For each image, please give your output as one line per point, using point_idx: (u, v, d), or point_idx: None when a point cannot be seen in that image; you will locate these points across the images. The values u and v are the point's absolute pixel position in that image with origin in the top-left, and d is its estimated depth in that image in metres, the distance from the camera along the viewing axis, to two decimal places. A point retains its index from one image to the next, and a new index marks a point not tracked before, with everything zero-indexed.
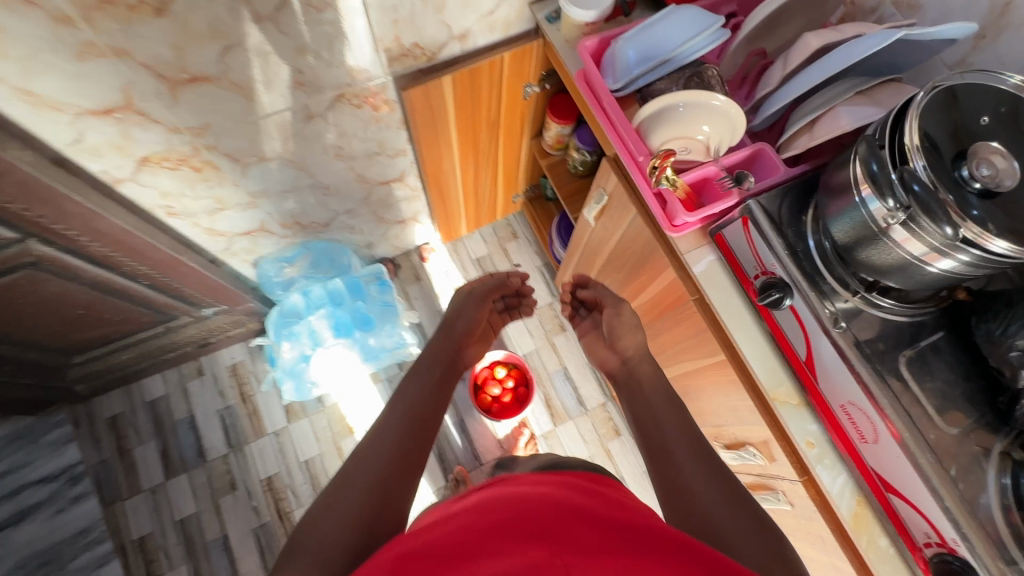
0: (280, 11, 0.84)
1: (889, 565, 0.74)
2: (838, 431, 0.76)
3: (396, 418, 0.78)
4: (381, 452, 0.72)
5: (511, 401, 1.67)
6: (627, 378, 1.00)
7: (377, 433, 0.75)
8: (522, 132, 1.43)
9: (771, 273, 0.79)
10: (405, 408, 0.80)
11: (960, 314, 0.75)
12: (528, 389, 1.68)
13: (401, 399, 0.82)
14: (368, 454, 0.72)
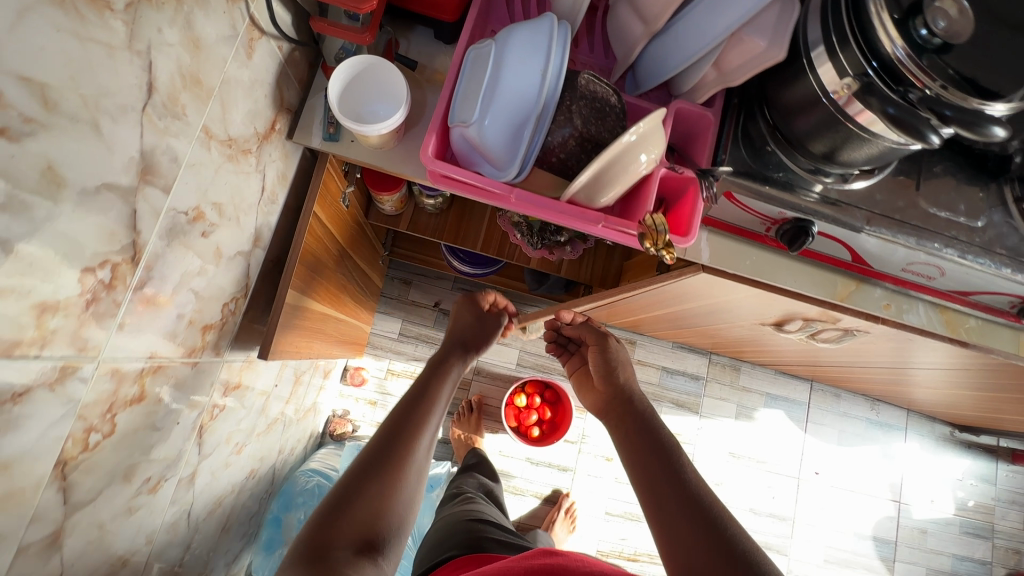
0: (71, 492, 0.50)
1: (987, 332, 0.84)
2: (903, 283, 0.80)
3: (364, 478, 0.68)
4: (341, 535, 0.63)
5: (553, 413, 1.65)
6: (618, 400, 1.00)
7: (352, 494, 0.67)
8: (357, 223, 1.13)
9: (782, 218, 0.73)
10: (387, 463, 0.70)
11: None
12: (553, 387, 1.65)
13: (381, 448, 0.71)
14: (333, 521, 0.64)
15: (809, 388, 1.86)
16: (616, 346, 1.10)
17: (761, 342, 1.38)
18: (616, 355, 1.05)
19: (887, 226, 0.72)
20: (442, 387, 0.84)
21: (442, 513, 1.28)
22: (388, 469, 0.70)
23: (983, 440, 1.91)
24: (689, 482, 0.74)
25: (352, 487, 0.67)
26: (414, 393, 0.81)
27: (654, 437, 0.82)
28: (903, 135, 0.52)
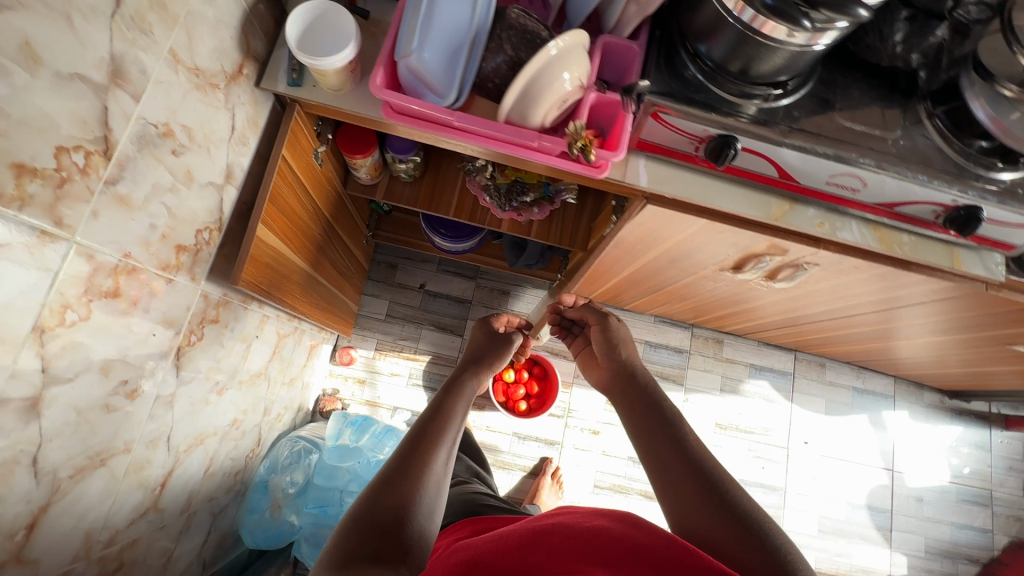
0: (49, 364, 0.56)
1: (918, 247, 0.90)
2: (832, 199, 0.86)
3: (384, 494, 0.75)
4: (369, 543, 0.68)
5: (540, 386, 1.70)
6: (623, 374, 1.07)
7: (374, 508, 0.73)
8: (335, 189, 1.20)
9: (707, 136, 0.79)
10: (405, 480, 0.78)
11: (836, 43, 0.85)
12: (540, 363, 1.70)
13: (399, 468, 0.79)
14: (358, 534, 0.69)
15: (794, 358, 1.88)
16: (616, 319, 1.17)
17: (731, 300, 1.42)
18: (620, 332, 1.12)
19: (805, 138, 0.78)
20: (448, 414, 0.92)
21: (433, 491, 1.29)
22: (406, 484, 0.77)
23: (974, 406, 1.91)
24: (700, 467, 0.83)
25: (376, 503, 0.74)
26: (423, 422, 0.90)
27: (659, 430, 0.91)
28: (780, 22, 0.62)
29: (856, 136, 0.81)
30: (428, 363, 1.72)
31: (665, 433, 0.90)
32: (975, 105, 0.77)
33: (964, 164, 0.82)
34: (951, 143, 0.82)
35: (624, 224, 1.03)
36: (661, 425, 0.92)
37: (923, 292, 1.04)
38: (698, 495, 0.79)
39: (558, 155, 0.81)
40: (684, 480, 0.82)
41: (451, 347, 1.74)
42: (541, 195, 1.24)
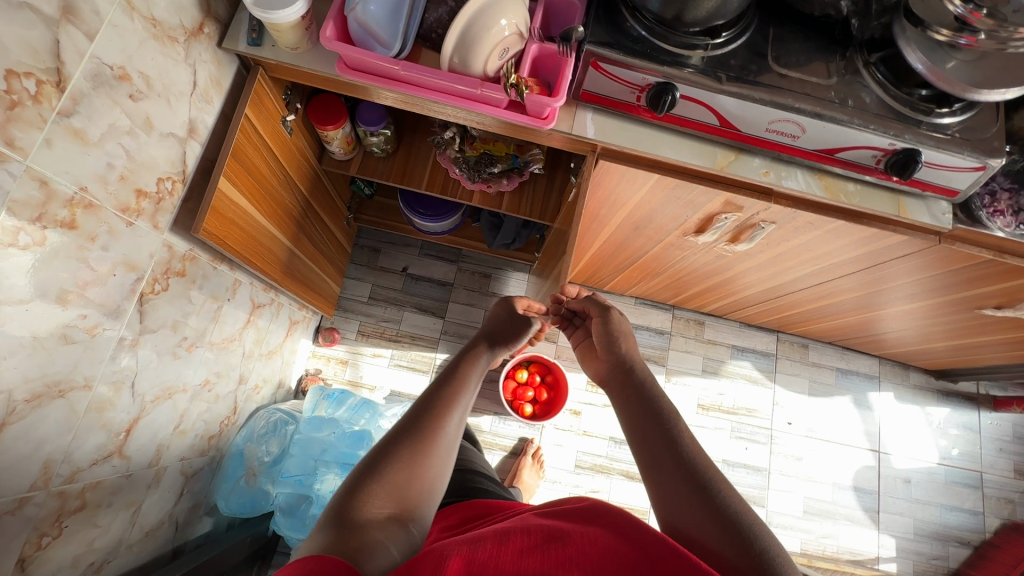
0: (3, 281, 0.59)
1: (862, 196, 0.92)
2: (775, 148, 0.89)
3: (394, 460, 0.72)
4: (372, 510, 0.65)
5: (549, 395, 1.66)
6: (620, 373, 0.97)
7: (383, 467, 0.71)
8: (310, 163, 1.25)
9: (647, 85, 0.82)
10: (416, 448, 0.75)
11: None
12: (557, 374, 1.66)
13: (412, 436, 0.76)
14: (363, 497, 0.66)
15: (776, 339, 1.89)
16: (620, 315, 1.07)
17: (702, 272, 1.44)
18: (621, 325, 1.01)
19: (742, 85, 0.81)
20: (463, 381, 0.88)
21: None
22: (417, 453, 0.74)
23: (961, 387, 1.90)
24: (687, 456, 0.75)
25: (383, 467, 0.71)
26: (438, 389, 0.86)
27: (648, 419, 0.83)
28: None
29: (795, 82, 0.83)
30: (409, 345, 1.74)
31: (655, 420, 0.82)
32: (911, 56, 0.78)
33: (901, 109, 0.84)
34: (887, 89, 0.84)
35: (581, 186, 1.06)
36: (650, 413, 0.84)
37: (878, 248, 1.05)
38: (684, 485, 0.72)
39: (505, 106, 0.84)
40: (669, 469, 0.74)
41: (432, 329, 1.77)
42: (509, 166, 1.27)
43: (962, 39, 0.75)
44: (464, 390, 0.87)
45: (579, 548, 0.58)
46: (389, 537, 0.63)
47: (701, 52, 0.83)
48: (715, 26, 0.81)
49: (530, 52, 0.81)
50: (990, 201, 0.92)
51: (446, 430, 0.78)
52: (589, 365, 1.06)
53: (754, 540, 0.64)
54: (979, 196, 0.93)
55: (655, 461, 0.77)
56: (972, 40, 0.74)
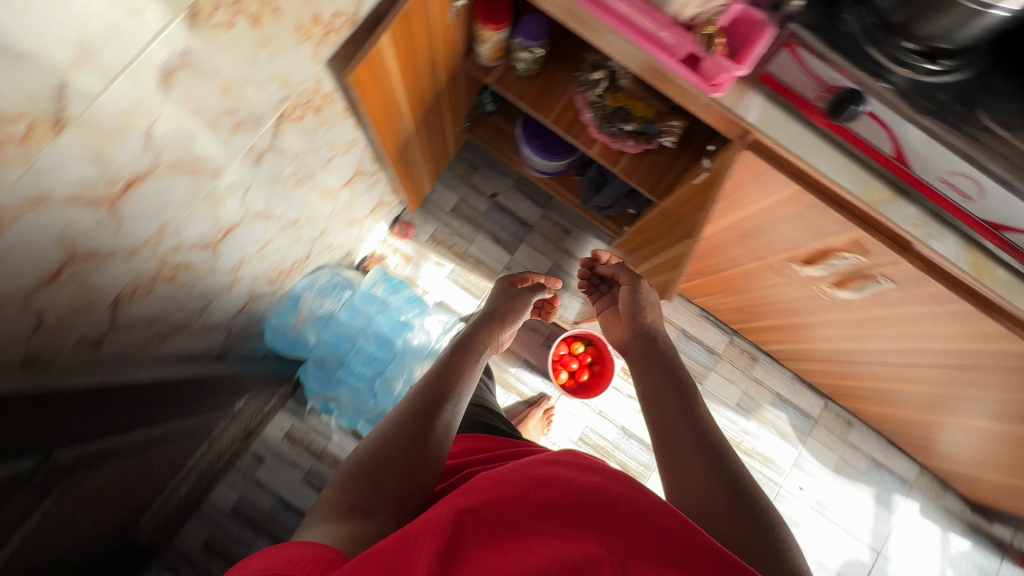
0: (188, 49, 0.63)
1: (1006, 286, 0.84)
2: (939, 202, 0.81)
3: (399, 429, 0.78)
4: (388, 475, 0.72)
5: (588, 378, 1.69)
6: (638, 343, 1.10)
7: (386, 447, 0.75)
8: (456, 57, 1.24)
9: (836, 87, 0.77)
10: (418, 416, 0.81)
11: (1013, 44, 0.79)
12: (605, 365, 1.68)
13: (416, 407, 0.82)
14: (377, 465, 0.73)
15: (823, 406, 1.81)
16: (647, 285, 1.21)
17: (785, 307, 1.37)
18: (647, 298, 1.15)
19: (938, 122, 0.74)
20: (467, 363, 0.94)
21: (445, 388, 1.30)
22: (423, 423, 0.80)
23: (995, 530, 1.77)
24: (702, 438, 0.83)
25: (388, 438, 0.78)
26: (443, 364, 0.92)
27: (670, 401, 0.91)
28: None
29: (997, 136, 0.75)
30: (472, 266, 1.77)
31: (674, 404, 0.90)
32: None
33: None
34: None
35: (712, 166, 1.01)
36: (669, 394, 0.92)
37: (994, 349, 0.96)
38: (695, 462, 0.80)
39: (679, 58, 0.81)
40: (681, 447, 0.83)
41: (497, 260, 1.78)
42: (639, 130, 1.24)
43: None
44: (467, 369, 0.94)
45: (576, 501, 0.60)
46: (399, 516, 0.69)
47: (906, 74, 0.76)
48: (936, 49, 0.74)
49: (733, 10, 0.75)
50: None
51: (443, 411, 0.83)
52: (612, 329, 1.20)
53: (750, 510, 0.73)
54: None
55: (668, 438, 0.86)
56: None
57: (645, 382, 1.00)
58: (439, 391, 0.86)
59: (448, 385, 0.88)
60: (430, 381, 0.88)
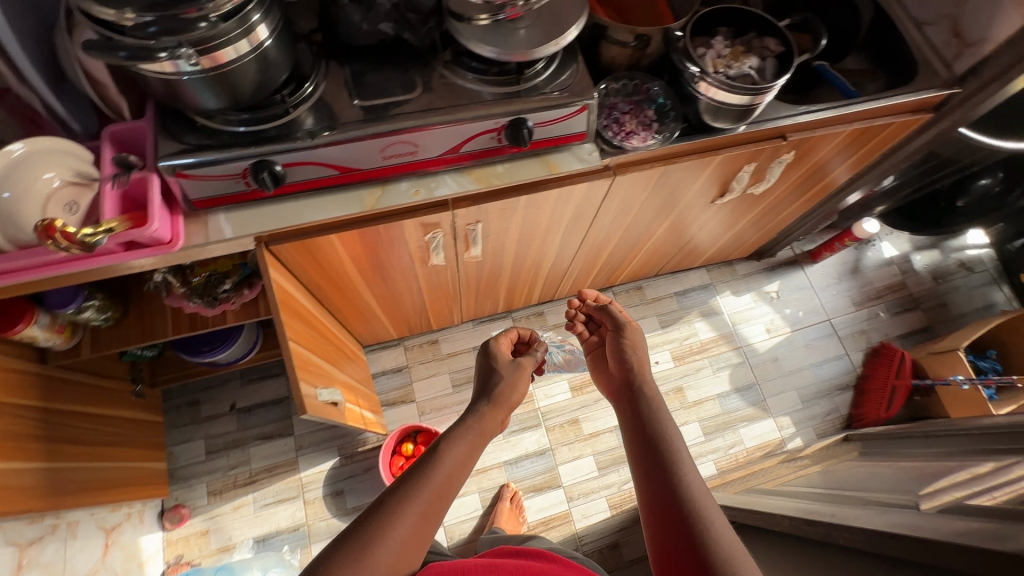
0: None
1: (515, 172, 0.96)
2: (406, 168, 0.90)
3: (418, 482, 0.71)
4: (392, 509, 0.68)
5: None
6: (624, 386, 0.93)
7: (389, 500, 0.69)
8: (25, 373, 1.14)
9: (245, 171, 0.82)
10: (429, 468, 0.74)
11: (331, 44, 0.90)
12: None
13: (430, 462, 0.75)
14: (389, 515, 0.67)
15: (612, 295, 1.96)
16: (621, 321, 1.01)
17: (487, 280, 1.46)
18: (629, 343, 0.97)
19: (332, 134, 0.83)
20: (490, 426, 0.85)
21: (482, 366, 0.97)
22: (428, 470, 0.74)
23: (782, 256, 2.09)
24: (672, 485, 0.73)
25: (398, 489, 0.71)
26: (474, 428, 0.83)
27: (654, 444, 0.79)
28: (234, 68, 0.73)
29: (377, 97, 0.87)
30: (270, 477, 1.62)
31: (653, 438, 0.80)
32: (481, 48, 0.84)
33: (491, 92, 0.89)
34: (476, 80, 0.89)
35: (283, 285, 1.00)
36: (651, 434, 0.80)
37: (577, 202, 1.12)
38: (663, 509, 0.71)
39: (125, 249, 0.81)
40: (646, 489, 0.75)
41: (285, 450, 1.65)
42: (242, 278, 1.24)
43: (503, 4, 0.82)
44: (498, 417, 0.89)
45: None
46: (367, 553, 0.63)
47: (308, 108, 0.85)
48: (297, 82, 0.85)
49: (106, 153, 0.81)
50: (619, 126, 0.98)
51: (446, 468, 0.74)
52: (597, 374, 1.04)
53: (720, 533, 0.66)
54: (601, 112, 0.99)
55: (643, 475, 0.76)
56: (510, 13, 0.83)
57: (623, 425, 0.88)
58: (465, 446, 0.79)
59: (471, 448, 0.80)
60: (455, 431, 0.81)
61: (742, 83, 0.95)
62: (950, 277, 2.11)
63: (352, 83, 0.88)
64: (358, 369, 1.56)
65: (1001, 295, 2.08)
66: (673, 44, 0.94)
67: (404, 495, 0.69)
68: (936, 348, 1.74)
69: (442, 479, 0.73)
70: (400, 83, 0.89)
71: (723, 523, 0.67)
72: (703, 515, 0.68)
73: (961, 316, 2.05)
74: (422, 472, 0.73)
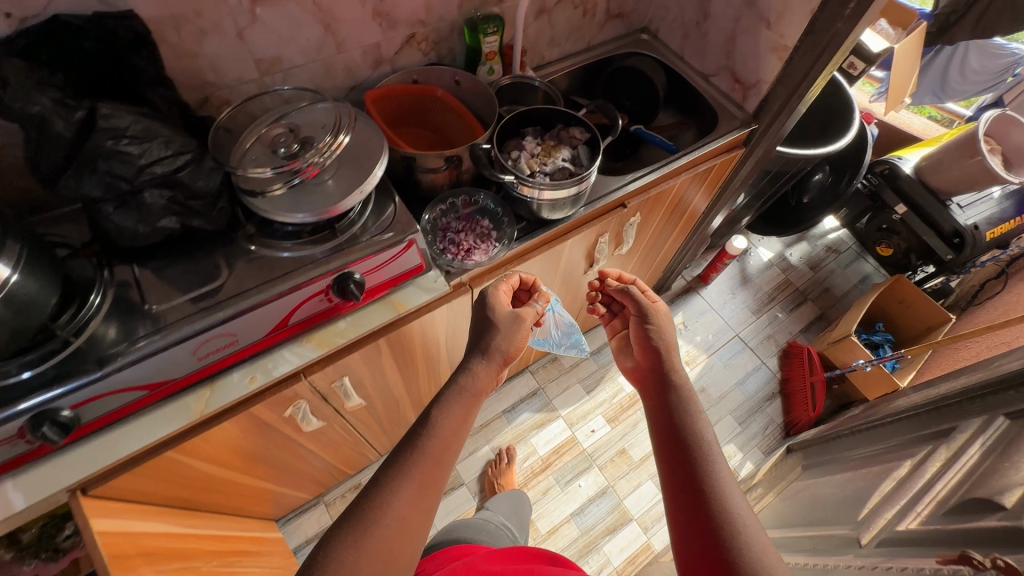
0: None
1: (359, 324, 0.88)
2: (231, 359, 0.80)
3: (416, 451, 0.71)
4: (392, 477, 0.68)
5: None
6: (649, 363, 0.90)
7: (397, 470, 0.69)
8: None
9: (22, 430, 0.67)
10: (431, 437, 0.73)
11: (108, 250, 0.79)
12: None
13: (431, 433, 0.74)
14: (387, 485, 0.67)
15: (530, 375, 1.90)
16: (656, 308, 0.96)
17: (387, 416, 1.35)
18: (655, 325, 0.93)
19: (125, 356, 0.71)
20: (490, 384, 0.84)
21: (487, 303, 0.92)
22: (425, 442, 0.73)
23: (676, 287, 2.16)
24: (705, 478, 0.69)
25: (395, 460, 0.71)
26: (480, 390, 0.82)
27: (690, 430, 0.76)
28: None
29: (179, 293, 0.78)
30: None
31: (682, 422, 0.77)
32: (285, 214, 0.80)
33: (306, 256, 0.83)
34: (287, 246, 0.83)
35: (131, 525, 0.84)
36: (685, 418, 0.78)
37: (446, 325, 1.07)
38: (693, 491, 0.69)
39: None
40: (672, 472, 0.72)
41: None
42: None
43: (296, 167, 0.80)
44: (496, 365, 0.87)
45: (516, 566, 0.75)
46: (363, 525, 0.63)
47: (97, 324, 0.74)
48: (72, 304, 0.73)
49: None
50: (456, 247, 0.95)
51: (449, 438, 0.74)
52: (620, 352, 1.02)
53: (757, 554, 0.62)
54: (435, 238, 0.96)
55: (672, 469, 0.73)
56: (307, 171, 0.81)
57: (654, 407, 0.84)
58: (467, 413, 0.79)
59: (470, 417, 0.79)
60: (454, 386, 0.80)
61: (562, 177, 0.97)
62: (824, 262, 2.27)
63: (145, 284, 0.79)
64: (275, 551, 1.37)
65: (870, 266, 2.27)
66: (478, 161, 0.92)
67: (403, 467, 0.69)
68: (834, 338, 1.82)
69: (444, 452, 0.73)
70: (203, 271, 0.81)
71: (763, 547, 0.62)
72: (739, 534, 0.64)
73: (846, 295, 2.19)
74: (420, 443, 0.73)
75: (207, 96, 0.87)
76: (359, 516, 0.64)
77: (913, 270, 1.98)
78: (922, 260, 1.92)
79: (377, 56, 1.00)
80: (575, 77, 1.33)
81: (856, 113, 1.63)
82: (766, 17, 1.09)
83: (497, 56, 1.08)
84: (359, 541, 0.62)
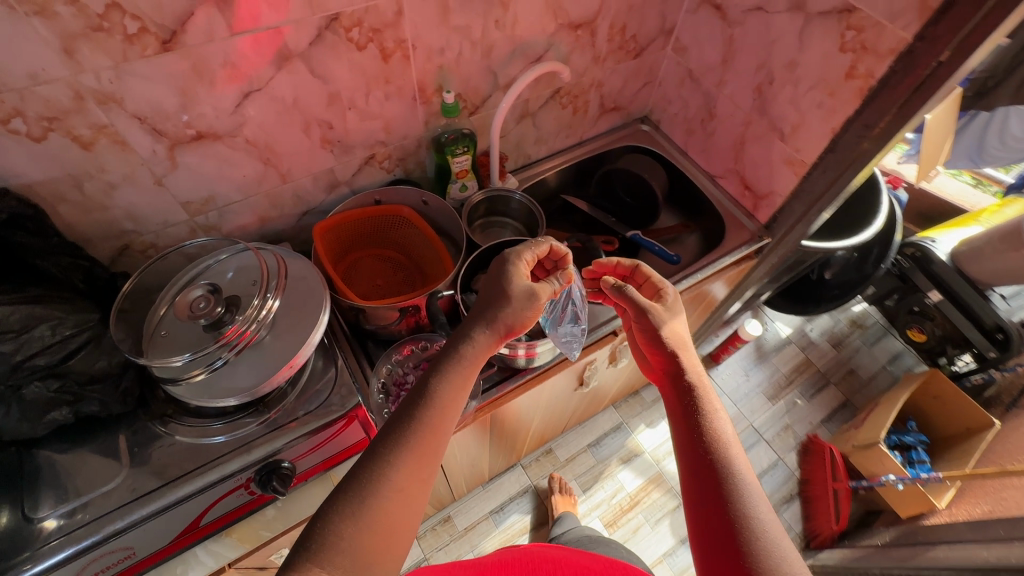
0: None
1: (288, 509, 0.76)
2: (132, 569, 0.67)
3: (408, 425, 0.57)
4: (383, 455, 0.55)
5: None
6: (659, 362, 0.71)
7: (389, 445, 0.56)
8: None
9: None
10: (426, 405, 0.59)
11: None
12: None
13: (425, 401, 0.59)
14: (375, 471, 0.54)
15: (522, 469, 1.74)
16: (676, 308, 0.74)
17: None
18: (667, 331, 0.70)
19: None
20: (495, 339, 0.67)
21: (496, 277, 0.70)
22: (424, 410, 0.58)
23: None
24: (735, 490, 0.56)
25: (387, 433, 0.57)
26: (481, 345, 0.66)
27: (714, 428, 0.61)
28: None
29: (72, 494, 0.64)
30: None
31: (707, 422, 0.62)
32: (220, 402, 0.68)
33: (232, 440, 0.70)
34: (209, 427, 0.71)
35: None
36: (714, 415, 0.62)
37: None
38: (720, 503, 0.56)
39: None
40: (696, 477, 0.58)
41: None
42: None
43: (230, 340, 0.68)
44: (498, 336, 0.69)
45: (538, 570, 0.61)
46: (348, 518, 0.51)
47: None
48: None
49: None
50: None
51: (450, 404, 0.60)
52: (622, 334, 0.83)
53: None
54: (388, 400, 0.79)
55: (693, 472, 0.59)
56: (246, 338, 0.69)
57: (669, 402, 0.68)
58: (466, 372, 0.63)
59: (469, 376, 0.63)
60: (450, 346, 0.64)
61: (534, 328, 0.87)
62: (847, 339, 2.09)
63: (26, 483, 0.64)
64: None
65: (898, 343, 2.08)
66: (434, 318, 0.80)
67: (396, 442, 0.56)
68: (860, 442, 1.62)
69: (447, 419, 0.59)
70: (103, 463, 0.67)
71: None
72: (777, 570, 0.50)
73: (872, 378, 2.00)
74: (415, 415, 0.58)
75: (127, 243, 0.76)
76: (343, 503, 0.52)
77: (950, 359, 1.79)
78: (960, 350, 1.73)
79: (331, 180, 0.88)
80: (566, 173, 1.20)
81: (883, 196, 1.46)
82: (780, 129, 0.95)
83: (470, 172, 0.95)
84: (338, 539, 0.50)
